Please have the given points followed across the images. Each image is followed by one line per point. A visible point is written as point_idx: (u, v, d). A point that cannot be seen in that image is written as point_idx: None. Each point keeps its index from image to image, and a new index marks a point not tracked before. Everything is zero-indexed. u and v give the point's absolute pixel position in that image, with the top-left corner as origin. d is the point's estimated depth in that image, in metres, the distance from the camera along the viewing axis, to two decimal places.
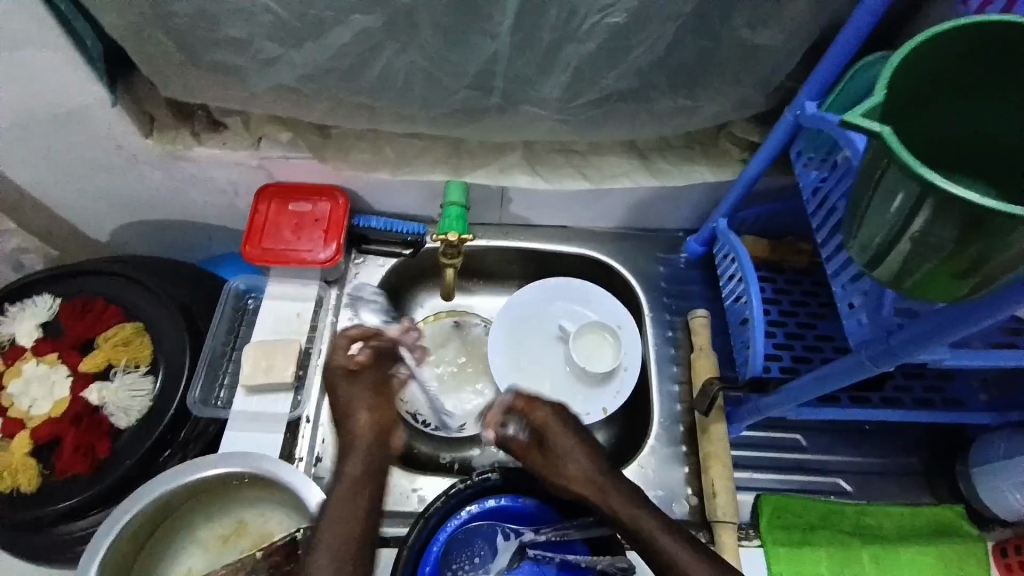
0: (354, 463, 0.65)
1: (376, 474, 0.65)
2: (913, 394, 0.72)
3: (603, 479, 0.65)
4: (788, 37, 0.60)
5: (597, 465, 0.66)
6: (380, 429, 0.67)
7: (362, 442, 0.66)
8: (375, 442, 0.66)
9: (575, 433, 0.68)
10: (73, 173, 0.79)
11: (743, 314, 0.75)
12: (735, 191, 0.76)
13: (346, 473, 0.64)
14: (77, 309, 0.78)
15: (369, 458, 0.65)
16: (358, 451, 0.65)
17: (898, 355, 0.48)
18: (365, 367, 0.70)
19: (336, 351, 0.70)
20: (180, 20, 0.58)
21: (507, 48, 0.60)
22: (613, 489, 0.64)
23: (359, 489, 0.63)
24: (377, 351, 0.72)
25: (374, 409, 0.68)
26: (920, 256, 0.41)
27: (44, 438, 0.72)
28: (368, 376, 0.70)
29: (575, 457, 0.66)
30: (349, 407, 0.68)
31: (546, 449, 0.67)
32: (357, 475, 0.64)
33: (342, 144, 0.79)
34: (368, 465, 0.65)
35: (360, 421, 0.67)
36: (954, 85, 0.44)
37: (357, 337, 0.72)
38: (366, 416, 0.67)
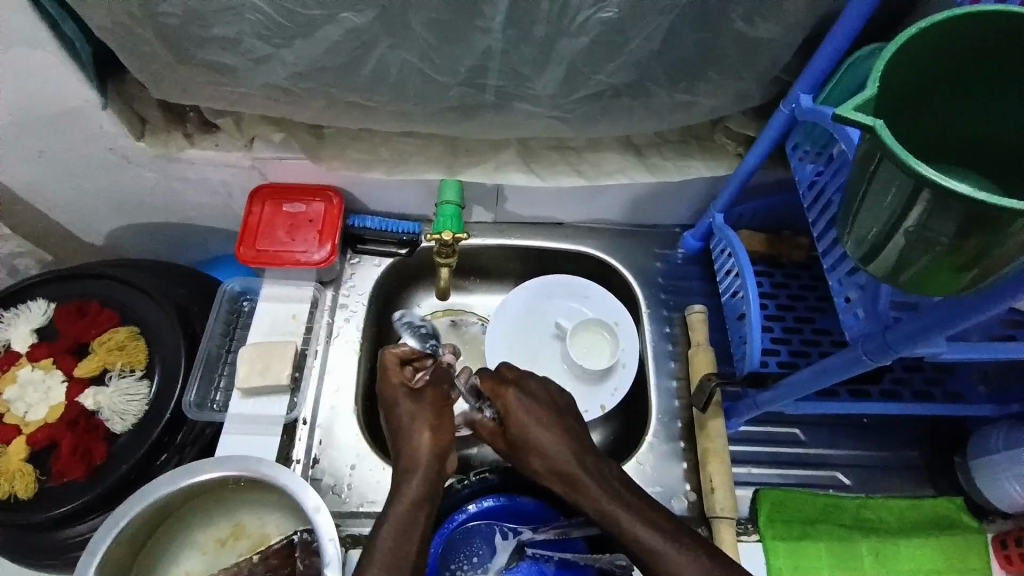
0: (413, 484, 0.61)
1: (433, 495, 0.61)
2: (912, 387, 0.72)
3: (575, 467, 0.63)
4: (785, 27, 0.59)
5: (569, 452, 0.64)
6: (439, 450, 0.64)
7: (421, 463, 0.62)
8: (434, 466, 0.62)
9: (545, 418, 0.66)
10: (66, 176, 0.78)
11: (740, 309, 0.75)
12: (731, 185, 0.75)
13: (405, 494, 0.60)
14: (73, 312, 0.78)
15: (430, 482, 0.61)
16: (419, 472, 0.62)
17: (895, 350, 0.48)
18: (424, 387, 0.68)
19: (389, 368, 0.68)
20: (169, 19, 0.57)
21: (500, 42, 0.59)
22: (584, 479, 0.62)
23: (418, 510, 0.59)
24: (431, 368, 0.69)
25: (435, 430, 0.64)
26: (917, 251, 0.41)
27: (41, 442, 0.72)
28: (427, 395, 0.67)
29: (542, 443, 0.64)
30: (411, 426, 0.64)
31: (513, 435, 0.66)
32: (417, 496, 0.60)
33: (337, 142, 0.78)
34: (428, 488, 0.61)
35: (423, 442, 0.63)
36: (949, 77, 0.44)
37: (402, 356, 0.69)
38: (428, 436, 0.64)
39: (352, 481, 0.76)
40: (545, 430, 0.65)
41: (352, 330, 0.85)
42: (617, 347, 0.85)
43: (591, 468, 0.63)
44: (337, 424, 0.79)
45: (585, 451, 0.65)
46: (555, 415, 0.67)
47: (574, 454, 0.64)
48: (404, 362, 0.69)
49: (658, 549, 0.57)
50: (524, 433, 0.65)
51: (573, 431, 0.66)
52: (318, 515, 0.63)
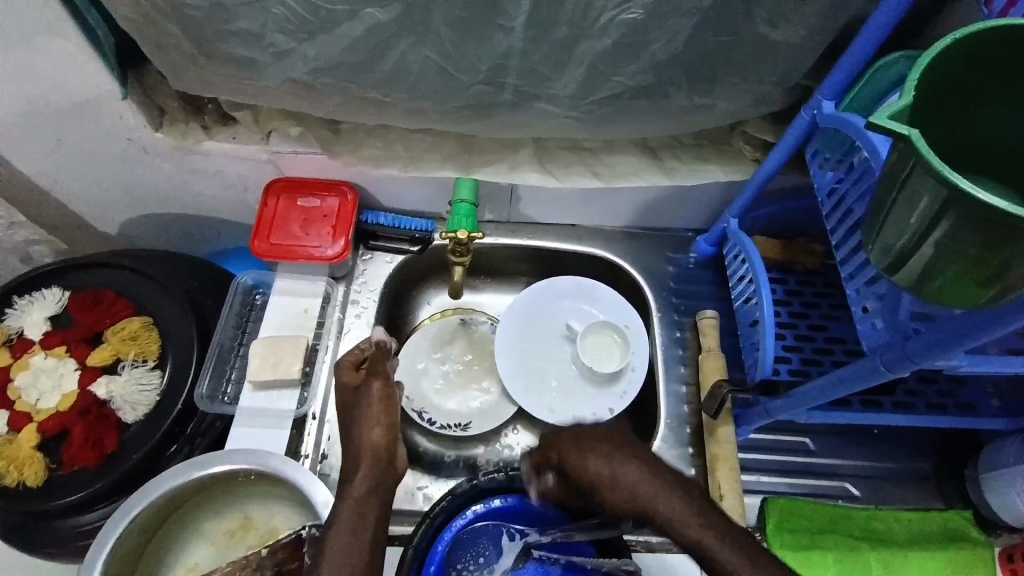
0: (358, 483, 0.59)
1: (382, 492, 0.59)
2: (925, 398, 0.71)
3: (653, 491, 0.54)
4: (810, 32, 0.59)
5: (647, 475, 0.55)
6: (386, 445, 0.62)
7: (364, 459, 0.61)
8: (380, 459, 0.61)
9: (608, 441, 0.58)
10: (83, 164, 0.78)
11: (753, 316, 0.75)
12: (749, 190, 0.74)
13: (350, 495, 0.58)
14: (88, 301, 0.78)
15: (376, 472, 0.60)
16: (361, 470, 0.60)
17: (915, 361, 0.47)
18: (367, 378, 0.68)
19: (343, 373, 0.69)
20: (193, 12, 0.57)
21: (522, 42, 0.59)
22: (664, 503, 0.53)
23: (365, 509, 0.57)
24: (374, 360, 0.70)
25: (380, 425, 0.63)
26: (945, 262, 0.40)
27: (52, 430, 0.72)
28: (369, 388, 0.66)
29: (610, 470, 0.56)
30: (358, 424, 0.63)
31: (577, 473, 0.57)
32: (363, 494, 0.58)
33: (353, 138, 0.78)
34: (375, 484, 0.59)
35: (368, 437, 0.62)
36: (980, 89, 0.43)
37: (354, 360, 0.71)
38: (375, 432, 0.62)
39: None
40: (610, 455, 0.57)
41: (363, 326, 0.85)
42: (628, 351, 0.84)
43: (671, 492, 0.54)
44: None
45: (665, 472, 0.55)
46: (612, 438, 0.58)
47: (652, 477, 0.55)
48: (356, 365, 0.70)
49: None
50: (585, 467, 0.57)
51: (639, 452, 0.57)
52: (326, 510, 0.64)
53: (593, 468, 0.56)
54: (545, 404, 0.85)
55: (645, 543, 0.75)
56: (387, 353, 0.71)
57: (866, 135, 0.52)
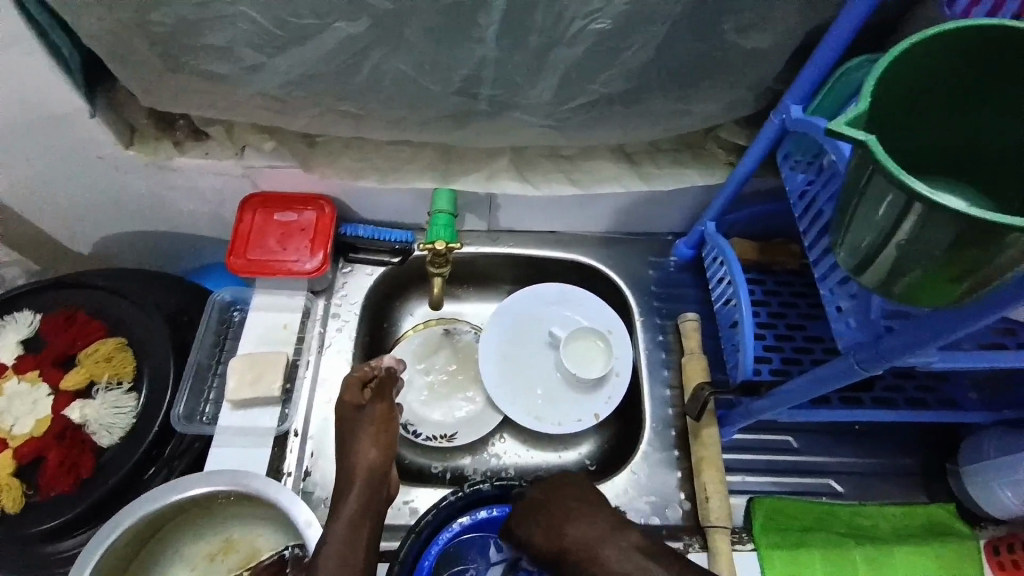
0: (352, 500, 0.62)
1: (373, 510, 0.62)
2: (904, 393, 0.72)
3: (596, 549, 0.58)
4: (777, 38, 0.60)
5: (592, 534, 0.60)
6: (381, 465, 0.65)
7: (359, 478, 0.64)
8: (373, 480, 0.64)
9: (550, 510, 0.63)
10: (52, 183, 0.77)
11: (733, 317, 0.75)
12: (724, 193, 0.75)
13: (343, 513, 0.61)
14: (60, 323, 0.76)
15: (368, 493, 0.63)
16: (355, 488, 0.63)
17: (888, 359, 0.48)
18: (374, 400, 0.70)
19: (348, 389, 0.70)
20: (161, 28, 0.56)
21: (494, 52, 0.59)
22: (605, 558, 0.58)
23: (358, 527, 0.60)
24: (382, 382, 0.71)
25: (377, 446, 0.66)
26: (910, 262, 0.41)
27: (27, 456, 0.70)
28: (374, 409, 0.69)
29: (569, 530, 0.61)
30: (355, 442, 0.66)
31: (530, 543, 0.62)
32: (356, 513, 0.61)
33: (329, 150, 0.77)
34: (368, 503, 0.62)
35: (364, 456, 0.65)
36: (942, 91, 0.44)
37: (360, 378, 0.71)
38: (372, 451, 0.65)
39: None
40: (555, 525, 0.61)
41: (345, 340, 0.84)
42: (612, 355, 0.84)
43: (611, 548, 0.58)
44: (329, 437, 0.79)
45: (611, 528, 0.60)
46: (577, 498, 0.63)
47: (593, 535, 0.60)
48: (362, 383, 0.71)
49: None
50: (531, 539, 0.62)
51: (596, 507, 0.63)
52: (310, 530, 0.63)
53: (537, 541, 0.62)
54: (531, 412, 0.85)
55: None
56: (395, 378, 0.72)
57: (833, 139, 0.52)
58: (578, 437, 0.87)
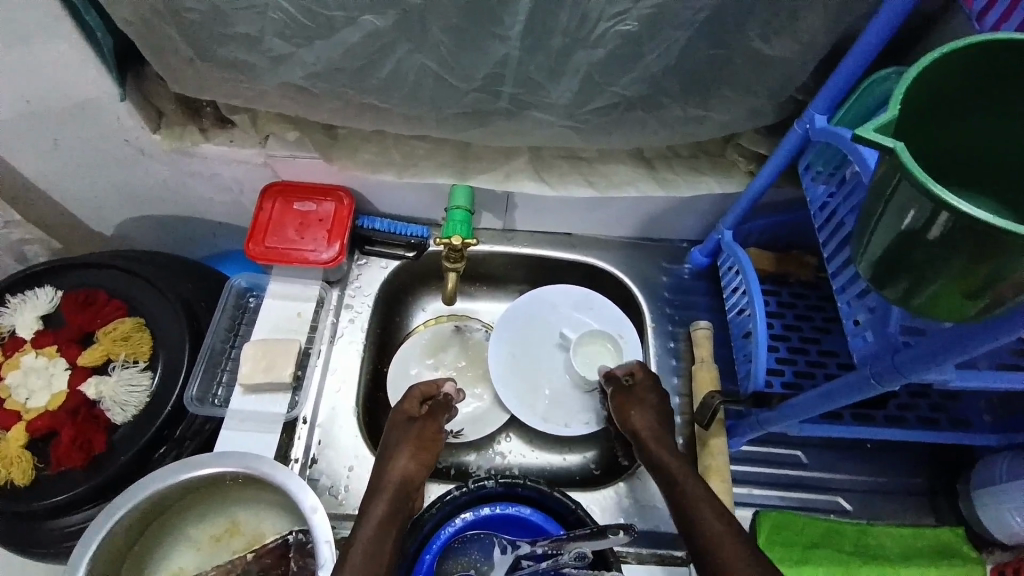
0: (381, 505, 0.61)
1: (400, 518, 0.61)
2: (917, 412, 0.71)
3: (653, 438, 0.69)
4: (801, 47, 0.59)
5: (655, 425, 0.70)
6: (416, 476, 0.66)
7: (393, 484, 0.64)
8: (401, 489, 0.64)
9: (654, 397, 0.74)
10: (80, 165, 0.78)
11: (746, 327, 0.75)
12: (742, 203, 0.75)
13: (372, 516, 0.60)
14: (80, 301, 0.78)
15: (395, 503, 0.62)
16: (388, 492, 0.63)
17: (904, 374, 0.47)
18: (425, 417, 0.73)
19: (409, 400, 0.75)
20: (193, 15, 0.57)
21: (518, 51, 0.59)
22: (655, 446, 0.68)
23: (384, 532, 0.59)
24: (438, 404, 0.75)
25: (416, 459, 0.67)
26: (929, 274, 0.40)
27: (41, 430, 0.72)
28: (423, 425, 0.71)
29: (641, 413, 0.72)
30: (393, 451, 0.68)
31: (632, 392, 0.75)
32: (384, 518, 0.60)
33: (349, 143, 0.78)
34: (395, 510, 0.61)
35: (400, 466, 0.66)
36: (969, 104, 0.44)
37: (423, 393, 0.76)
38: (409, 463, 0.66)
39: (349, 483, 0.76)
40: (657, 405, 0.73)
41: (356, 331, 0.85)
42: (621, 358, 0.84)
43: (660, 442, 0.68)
44: (337, 426, 0.79)
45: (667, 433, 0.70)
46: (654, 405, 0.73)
47: (657, 430, 0.70)
48: (423, 397, 0.76)
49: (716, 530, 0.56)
50: (643, 392, 0.74)
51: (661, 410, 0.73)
52: (315, 515, 0.63)
53: (640, 393, 0.74)
54: (540, 413, 0.85)
55: (636, 553, 0.74)
56: (449, 406, 0.76)
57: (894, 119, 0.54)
58: (584, 441, 0.87)
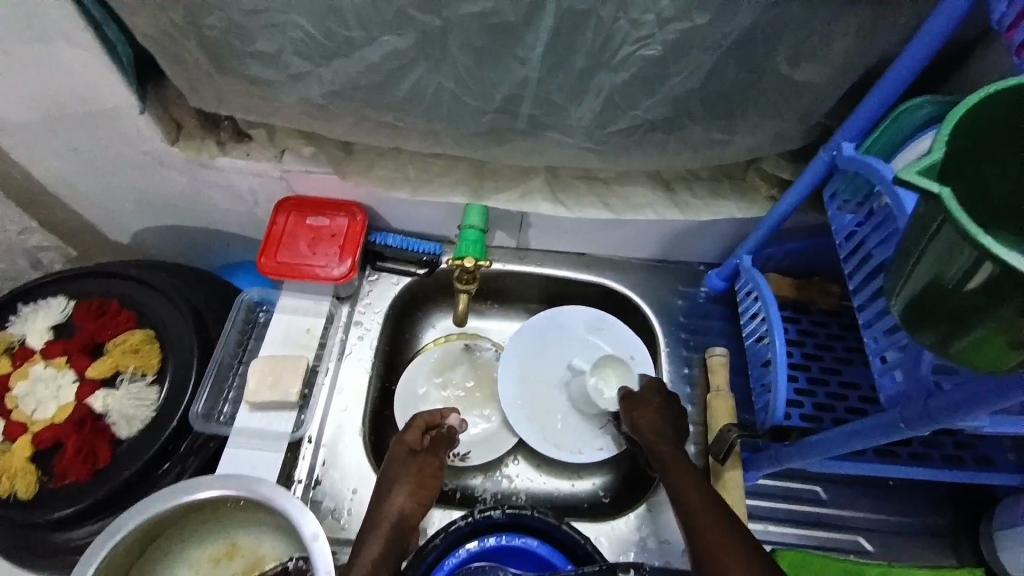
0: (372, 547, 0.62)
1: (393, 559, 0.62)
2: (943, 450, 0.67)
3: (656, 439, 0.71)
4: (831, 72, 0.58)
5: (658, 426, 0.73)
6: (413, 513, 0.68)
7: (387, 523, 0.65)
8: (396, 528, 0.65)
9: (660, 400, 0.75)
10: (98, 174, 0.79)
11: (765, 355, 0.72)
12: (765, 226, 0.73)
13: (364, 556, 0.61)
14: (93, 310, 0.77)
15: (388, 544, 0.63)
16: (383, 531, 0.64)
17: (935, 420, 0.45)
18: (427, 451, 0.73)
19: (411, 429, 0.75)
20: (213, 32, 0.57)
21: (537, 72, 0.58)
22: (659, 446, 0.71)
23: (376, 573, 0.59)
24: (440, 437, 0.75)
25: (413, 497, 0.69)
26: (968, 322, 0.38)
27: (46, 442, 0.71)
28: (424, 460, 0.72)
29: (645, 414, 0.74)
30: (391, 486, 0.69)
31: (639, 394, 0.76)
32: (376, 559, 0.61)
33: (365, 158, 0.78)
34: (388, 550, 0.63)
35: (397, 503, 0.67)
36: (1010, 143, 0.42)
37: (427, 422, 0.76)
38: (406, 501, 0.68)
39: (352, 506, 0.75)
40: (664, 406, 0.75)
41: (365, 349, 0.85)
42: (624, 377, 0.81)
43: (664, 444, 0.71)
44: (342, 445, 0.78)
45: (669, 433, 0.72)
46: (662, 405, 0.75)
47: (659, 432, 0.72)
48: (426, 427, 0.75)
49: (711, 528, 0.59)
50: (650, 394, 0.76)
51: (670, 410, 0.75)
52: (315, 543, 0.61)
53: (643, 396, 0.76)
54: (554, 440, 0.83)
55: None
56: (451, 440, 0.76)
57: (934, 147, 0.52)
58: (594, 467, 0.85)
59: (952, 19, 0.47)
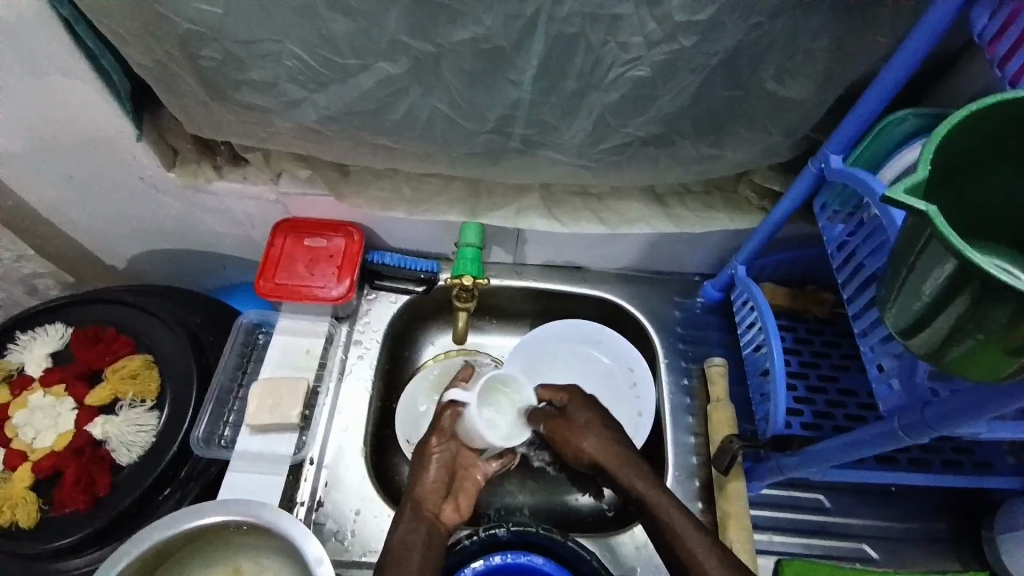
0: (407, 509, 0.67)
1: (427, 523, 0.66)
2: (942, 455, 0.68)
3: (617, 465, 0.71)
4: (816, 88, 0.59)
5: (611, 453, 0.72)
6: (441, 484, 0.69)
7: (416, 492, 0.68)
8: (424, 496, 0.68)
9: (604, 423, 0.74)
10: (96, 201, 0.79)
11: (763, 365, 0.73)
12: (758, 236, 0.74)
13: (400, 518, 0.66)
14: (88, 338, 0.77)
15: (418, 508, 0.67)
16: (414, 498, 0.68)
17: (934, 428, 0.46)
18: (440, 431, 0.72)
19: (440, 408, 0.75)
20: (210, 62, 0.58)
21: (530, 95, 0.60)
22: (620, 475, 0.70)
23: (413, 532, 0.65)
24: (452, 416, 0.73)
25: (439, 470, 0.70)
26: (961, 334, 0.39)
27: (46, 470, 0.71)
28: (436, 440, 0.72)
29: (595, 441, 0.73)
30: (421, 458, 0.71)
31: (570, 419, 0.75)
32: (409, 519, 0.66)
33: (361, 179, 0.78)
34: (418, 515, 0.67)
35: (423, 476, 0.70)
36: (992, 158, 0.43)
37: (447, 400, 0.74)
38: (431, 474, 0.70)
39: (356, 528, 0.75)
40: (604, 424, 0.74)
41: (365, 368, 0.84)
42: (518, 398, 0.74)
43: (626, 470, 0.70)
44: (344, 466, 0.78)
45: (626, 457, 0.71)
46: (606, 429, 0.74)
47: (616, 457, 0.71)
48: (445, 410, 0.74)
49: (701, 550, 0.63)
50: (579, 417, 0.75)
51: (616, 432, 0.74)
52: (320, 567, 0.61)
53: (578, 421, 0.74)
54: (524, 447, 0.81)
55: None
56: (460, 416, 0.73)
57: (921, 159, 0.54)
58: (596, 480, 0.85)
59: (928, 38, 0.49)
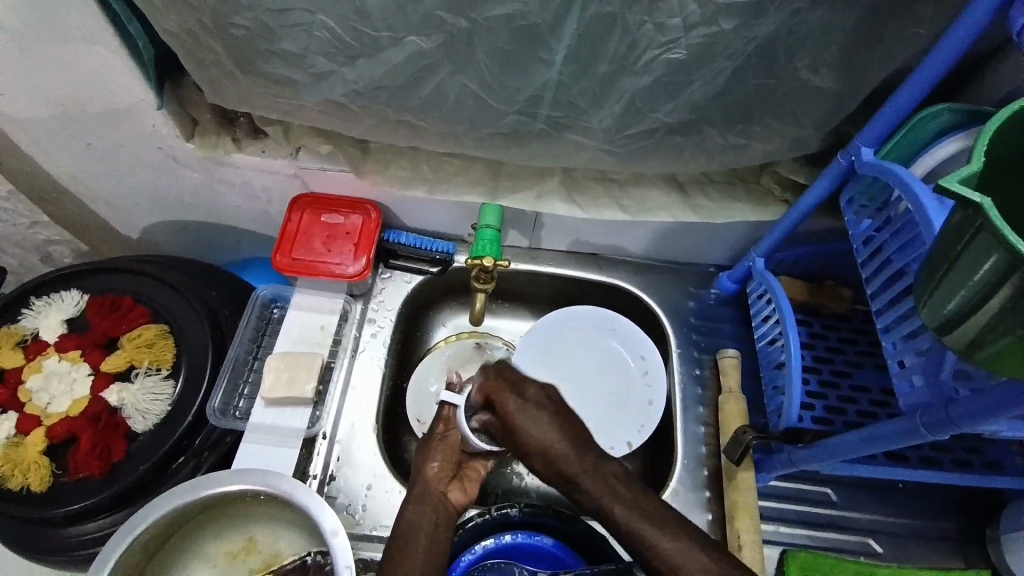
0: (411, 495, 0.65)
1: (434, 510, 0.64)
2: (953, 454, 0.68)
3: (580, 477, 0.59)
4: (851, 81, 0.58)
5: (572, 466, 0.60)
6: (445, 473, 0.67)
7: (420, 481, 0.66)
8: (431, 484, 0.66)
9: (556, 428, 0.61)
10: (113, 170, 0.79)
11: (778, 358, 0.73)
12: (780, 228, 0.73)
13: (408, 504, 0.64)
14: (105, 307, 0.77)
15: (425, 496, 0.65)
16: (419, 487, 0.66)
17: (958, 425, 0.46)
18: (444, 426, 0.70)
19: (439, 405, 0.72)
20: (238, 31, 0.57)
21: (560, 75, 0.59)
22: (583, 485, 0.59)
23: (420, 517, 0.62)
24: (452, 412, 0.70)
25: (442, 461, 0.68)
26: (996, 332, 0.39)
27: (61, 436, 0.72)
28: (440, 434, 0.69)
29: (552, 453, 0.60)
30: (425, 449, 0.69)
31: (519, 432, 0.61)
32: (415, 505, 0.64)
33: (381, 158, 0.77)
34: (427, 501, 0.64)
35: (427, 466, 0.67)
36: None
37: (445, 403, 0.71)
38: (433, 464, 0.67)
39: (367, 503, 0.75)
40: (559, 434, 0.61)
41: (378, 346, 0.85)
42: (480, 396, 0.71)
43: (589, 482, 0.59)
44: (356, 443, 0.78)
45: (593, 467, 0.60)
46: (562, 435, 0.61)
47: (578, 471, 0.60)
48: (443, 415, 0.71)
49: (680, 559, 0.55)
50: (523, 433, 0.61)
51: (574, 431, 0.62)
52: (335, 538, 0.62)
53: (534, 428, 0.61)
54: None
55: None
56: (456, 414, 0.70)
57: (956, 155, 0.53)
58: None
59: (973, 34, 0.48)
